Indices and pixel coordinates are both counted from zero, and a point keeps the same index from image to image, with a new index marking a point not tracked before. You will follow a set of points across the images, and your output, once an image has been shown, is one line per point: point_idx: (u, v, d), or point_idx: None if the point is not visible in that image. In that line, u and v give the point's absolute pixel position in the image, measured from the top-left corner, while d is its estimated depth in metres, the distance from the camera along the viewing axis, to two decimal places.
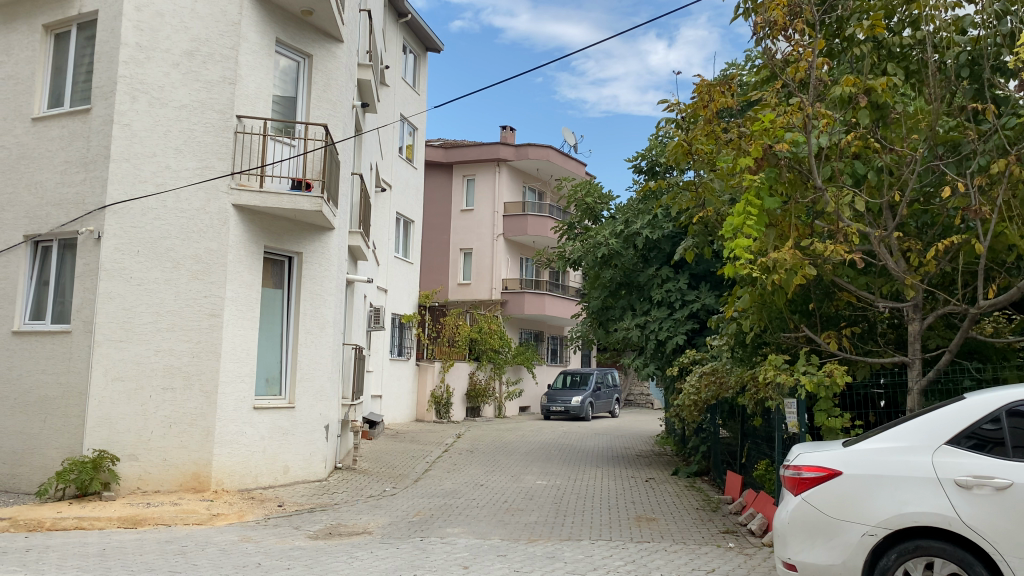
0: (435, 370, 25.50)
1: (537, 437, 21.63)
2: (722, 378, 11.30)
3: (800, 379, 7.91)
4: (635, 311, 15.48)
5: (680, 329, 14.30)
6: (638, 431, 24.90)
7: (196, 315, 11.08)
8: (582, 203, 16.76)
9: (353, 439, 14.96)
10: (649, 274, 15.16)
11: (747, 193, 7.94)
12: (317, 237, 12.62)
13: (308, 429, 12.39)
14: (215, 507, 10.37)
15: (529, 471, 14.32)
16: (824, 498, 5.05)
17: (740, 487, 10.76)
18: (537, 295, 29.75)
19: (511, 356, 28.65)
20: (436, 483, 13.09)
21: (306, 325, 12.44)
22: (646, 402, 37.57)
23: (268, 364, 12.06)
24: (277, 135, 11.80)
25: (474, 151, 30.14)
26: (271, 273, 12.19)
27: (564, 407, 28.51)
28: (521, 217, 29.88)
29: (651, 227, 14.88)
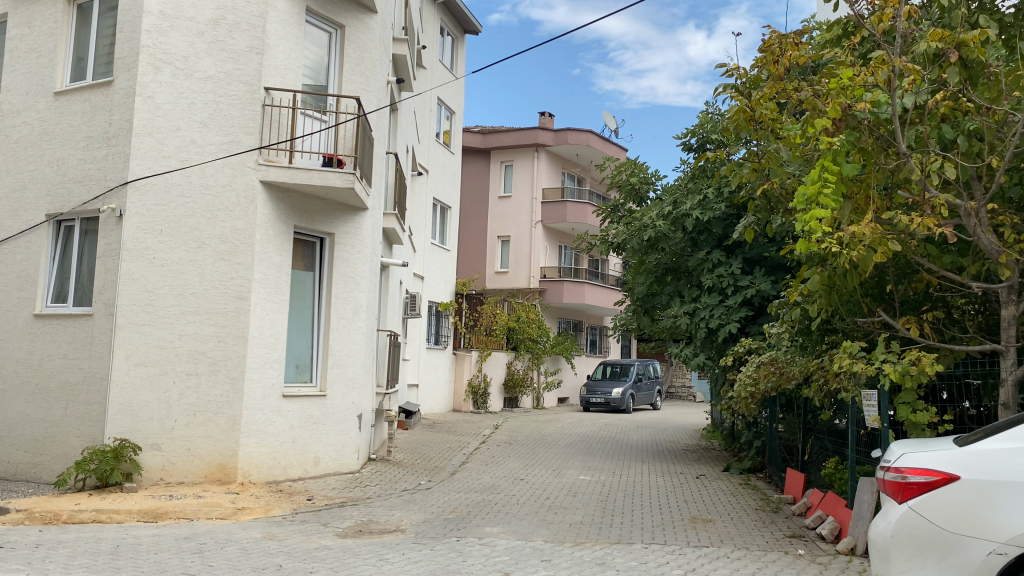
0: (472, 360, 24.86)
1: (578, 430, 20.88)
2: (784, 369, 10.47)
3: (881, 368, 7.04)
4: (683, 298, 14.65)
5: (733, 317, 13.48)
6: (682, 424, 24.00)
7: (222, 298, 10.51)
8: (627, 184, 15.93)
9: (387, 429, 14.36)
10: (699, 258, 14.33)
11: (823, 158, 7.05)
12: (349, 217, 11.97)
13: (339, 419, 11.79)
14: (241, 501, 9.80)
15: (572, 466, 13.58)
16: (938, 508, 4.26)
17: (804, 486, 9.92)
18: (577, 283, 28.93)
19: (550, 346, 27.91)
20: (474, 476, 12.42)
21: (338, 310, 11.81)
22: (688, 395, 36.56)
23: (298, 350, 11.47)
24: (307, 108, 11.16)
25: (512, 136, 29.39)
26: (301, 254, 11.58)
27: (604, 398, 27.70)
28: (561, 203, 29.07)
29: (701, 208, 14.04)
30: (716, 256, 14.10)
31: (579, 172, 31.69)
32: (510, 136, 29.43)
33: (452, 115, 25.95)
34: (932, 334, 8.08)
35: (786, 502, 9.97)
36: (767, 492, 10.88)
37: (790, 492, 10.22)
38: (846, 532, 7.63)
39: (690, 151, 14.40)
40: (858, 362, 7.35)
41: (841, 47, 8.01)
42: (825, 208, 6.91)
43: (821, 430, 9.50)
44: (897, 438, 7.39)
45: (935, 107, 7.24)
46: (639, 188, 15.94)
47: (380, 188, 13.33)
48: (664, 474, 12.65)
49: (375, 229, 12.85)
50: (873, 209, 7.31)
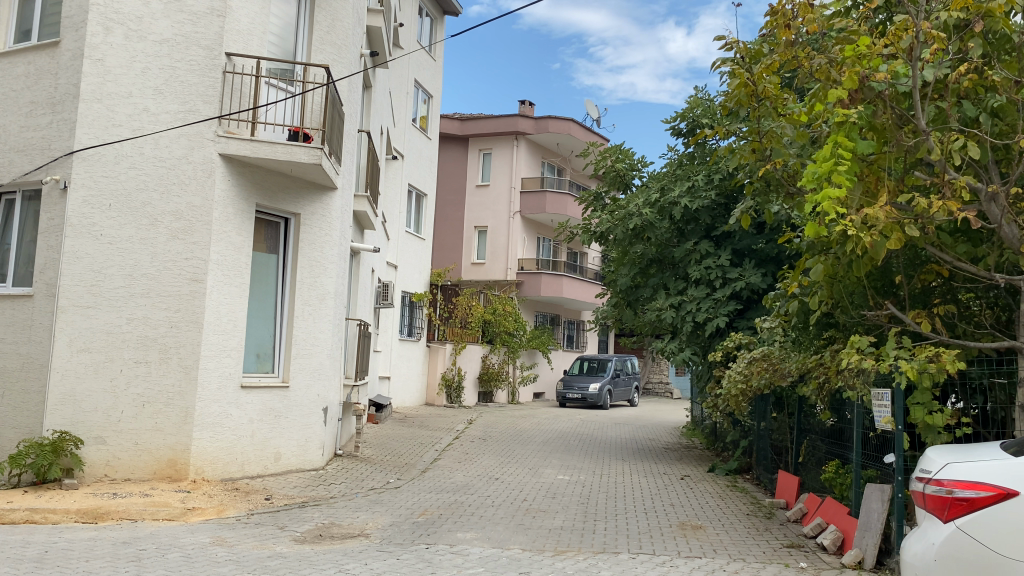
0: (446, 352, 24.12)
1: (554, 426, 20.23)
2: (778, 366, 9.87)
3: (895, 365, 6.42)
4: (668, 291, 14.02)
5: (721, 310, 12.88)
6: (661, 421, 23.43)
7: (175, 279, 9.69)
8: (610, 171, 15.24)
9: (355, 424, 13.59)
10: (686, 249, 13.71)
11: (836, 133, 6.40)
12: (317, 196, 11.19)
13: (303, 412, 11.03)
14: (192, 500, 9.01)
15: (550, 464, 12.91)
16: (991, 528, 3.62)
17: (797, 490, 9.33)
18: (555, 276, 28.25)
19: (526, 340, 27.22)
20: (446, 475, 11.72)
21: (303, 297, 11.03)
22: (665, 391, 36.09)
23: (258, 338, 10.68)
24: (272, 76, 10.34)
25: (491, 123, 28.63)
26: (264, 235, 10.79)
27: (581, 394, 27.07)
28: (540, 193, 28.36)
29: (690, 196, 13.40)
30: (703, 247, 13.50)
31: (560, 163, 31.00)
32: (489, 123, 28.66)
33: (430, 100, 25.16)
34: (944, 329, 7.49)
35: (779, 507, 9.38)
36: (758, 496, 10.27)
37: (782, 496, 9.64)
38: (850, 543, 7.02)
39: (678, 136, 13.76)
40: (867, 358, 6.73)
41: (853, 16, 7.38)
42: (838, 187, 6.28)
43: (819, 431, 8.89)
44: (910, 443, 6.78)
45: (957, 81, 6.61)
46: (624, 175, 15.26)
47: (351, 167, 12.53)
48: (647, 475, 12.02)
49: (345, 210, 12.06)
50: (886, 190, 6.69)
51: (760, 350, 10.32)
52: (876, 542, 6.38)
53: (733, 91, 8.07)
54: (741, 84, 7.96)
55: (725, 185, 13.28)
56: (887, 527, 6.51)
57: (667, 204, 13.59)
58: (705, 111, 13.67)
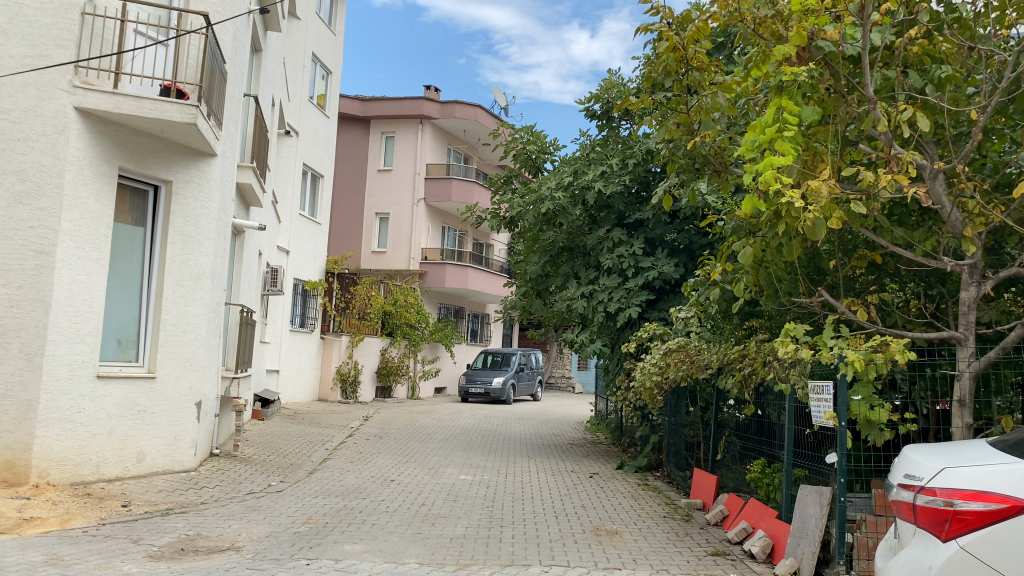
0: (342, 345, 22.85)
1: (455, 421, 19.33)
2: (696, 357, 9.27)
3: (836, 355, 5.82)
4: (579, 280, 13.31)
5: (633, 300, 12.23)
6: (564, 416, 22.88)
7: (18, 251, 8.25)
8: (520, 154, 14.40)
9: (235, 419, 12.29)
10: (598, 236, 13.00)
11: (781, 95, 5.75)
12: (192, 163, 9.97)
13: (172, 406, 9.77)
14: (30, 509, 7.65)
15: (451, 463, 12.01)
16: (999, 550, 2.97)
17: (716, 490, 8.76)
18: (459, 267, 27.29)
19: (427, 332, 26.21)
20: (336, 476, 10.65)
21: (174, 276, 9.79)
22: (567, 386, 35.73)
23: (120, 321, 9.36)
24: (140, 20, 8.98)
25: (394, 106, 27.41)
26: (129, 204, 9.48)
27: (483, 389, 26.24)
28: (445, 181, 27.36)
29: (604, 180, 12.67)
30: (616, 235, 12.85)
31: (466, 151, 30.07)
32: (392, 106, 27.44)
33: (330, 76, 23.79)
34: (878, 318, 6.96)
35: (696, 510, 8.79)
36: (672, 497, 9.63)
37: (697, 496, 9.08)
38: (780, 550, 6.41)
39: (593, 118, 13.05)
40: (804, 348, 6.12)
41: None
42: (783, 156, 5.61)
43: (743, 428, 8.32)
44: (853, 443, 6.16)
45: (907, 49, 6.05)
46: (534, 159, 14.44)
47: (234, 133, 11.29)
48: (553, 474, 11.27)
49: (225, 181, 10.83)
50: (827, 164, 6.09)
51: (677, 341, 9.70)
52: (815, 551, 5.72)
53: (662, 56, 7.40)
54: (670, 48, 7.30)
55: (640, 170, 12.65)
56: (826, 533, 5.90)
57: (580, 189, 12.85)
58: (620, 93, 13.03)
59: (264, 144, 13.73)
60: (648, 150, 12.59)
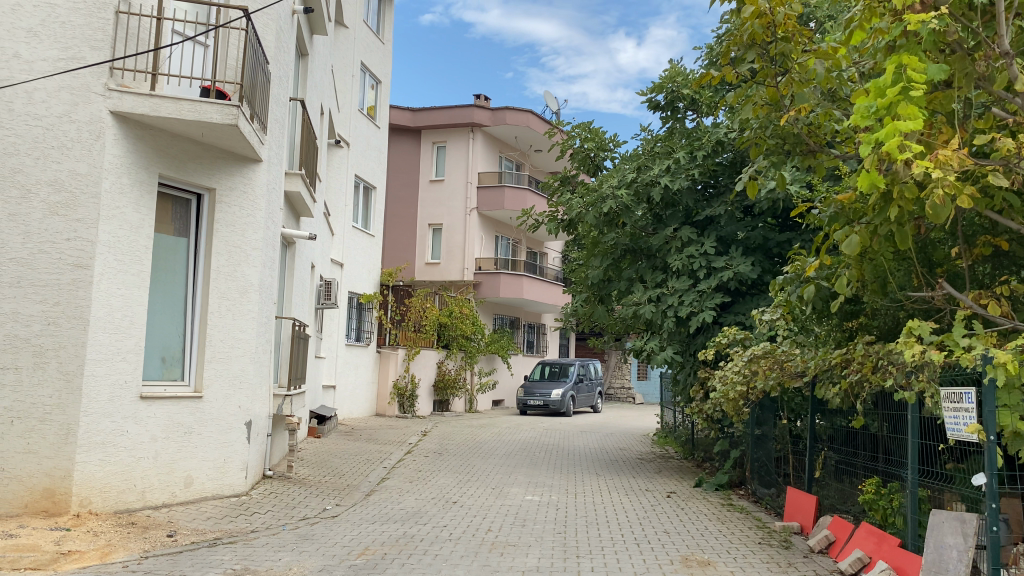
0: (398, 358, 22.31)
1: (516, 436, 18.56)
2: (787, 362, 8.37)
3: (979, 356, 4.92)
4: (646, 283, 12.47)
5: (707, 303, 11.32)
6: (629, 429, 21.94)
7: (54, 266, 7.77)
8: (578, 152, 13.61)
9: (287, 441, 11.64)
10: (665, 236, 12.16)
11: (902, 51, 4.90)
12: (236, 169, 9.46)
13: (221, 427, 9.22)
14: (69, 541, 7.11)
15: (515, 482, 11.25)
16: None
17: (816, 512, 7.86)
18: (514, 276, 26.56)
19: (484, 344, 25.54)
20: (394, 499, 9.98)
21: (219, 289, 9.27)
22: (628, 397, 34.69)
23: (164, 337, 8.86)
24: (176, 17, 8.50)
25: (445, 114, 26.91)
26: (171, 214, 8.99)
27: (543, 401, 25.45)
28: (498, 189, 26.69)
29: (670, 174, 11.79)
30: (685, 233, 11.98)
31: (518, 157, 29.40)
32: (442, 114, 26.94)
33: (379, 86, 23.39)
34: (1011, 312, 6.00)
35: (794, 534, 7.89)
36: (763, 519, 8.71)
37: (795, 518, 8.18)
38: None
39: (656, 109, 12.24)
40: (934, 349, 5.23)
41: None
42: (907, 121, 4.77)
43: (848, 441, 7.40)
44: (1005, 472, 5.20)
45: None
46: (593, 156, 13.64)
47: (281, 139, 10.78)
48: (628, 493, 10.42)
49: (272, 188, 10.32)
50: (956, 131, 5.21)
51: (762, 345, 8.80)
52: None
53: (745, 22, 6.65)
54: (755, 13, 6.62)
55: (709, 163, 11.77)
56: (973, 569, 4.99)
57: (644, 184, 11.99)
58: (684, 82, 12.20)
59: (312, 152, 13.23)
60: (717, 141, 11.70)
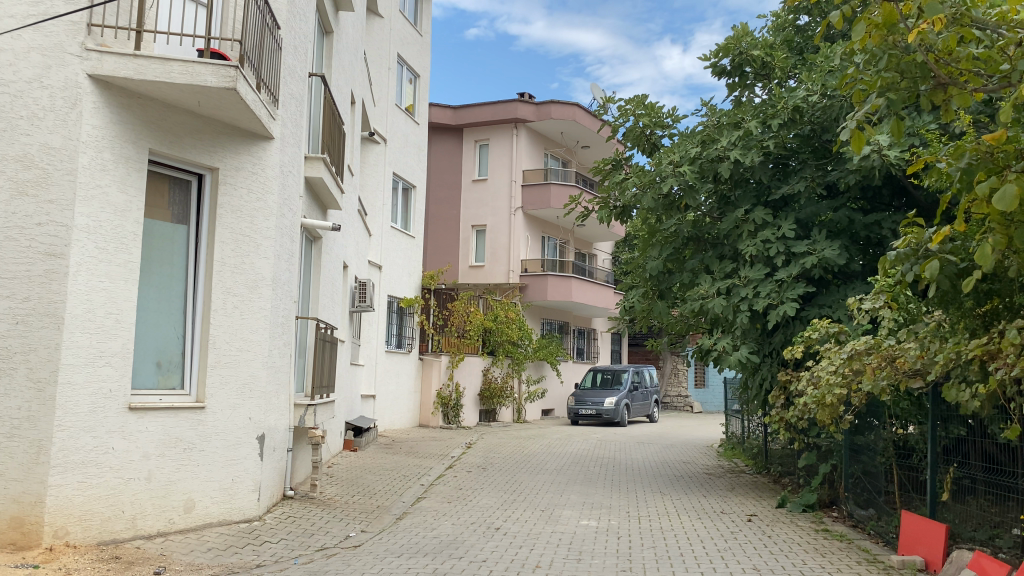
0: (442, 366, 21.07)
1: (567, 448, 17.12)
2: (900, 358, 6.85)
3: None
4: (713, 274, 11.00)
5: (787, 294, 9.81)
6: (689, 439, 20.32)
7: (23, 255, 6.64)
8: (632, 131, 12.10)
9: (310, 459, 10.42)
10: (735, 220, 10.69)
11: None
12: (241, 147, 8.30)
13: (227, 443, 8.02)
14: None
15: (568, 503, 9.84)
16: None
17: (946, 544, 6.31)
18: (563, 278, 25.12)
19: (532, 351, 24.17)
20: (427, 523, 8.67)
21: (225, 282, 8.10)
22: (684, 405, 32.98)
23: (160, 338, 7.69)
24: None
25: (488, 110, 25.67)
26: (168, 197, 7.85)
27: (596, 410, 23.97)
28: (544, 186, 25.31)
29: (741, 147, 10.31)
30: (758, 215, 10.49)
31: (565, 154, 28.04)
32: (485, 110, 25.70)
33: (417, 80, 22.27)
34: None
35: (921, 572, 6.35)
36: (871, 551, 7.16)
37: (917, 549, 6.65)
38: None
39: (722, 76, 10.81)
40: None
41: None
42: None
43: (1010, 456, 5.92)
44: None
45: None
46: (648, 135, 12.14)
47: (298, 117, 9.60)
48: (701, 517, 8.92)
49: (287, 171, 9.15)
50: None
51: (865, 339, 7.30)
52: None
53: None
54: None
55: (786, 134, 10.28)
56: None
57: (710, 160, 10.53)
58: (754, 44, 10.74)
59: (337, 137, 12.02)
60: (795, 108, 10.22)
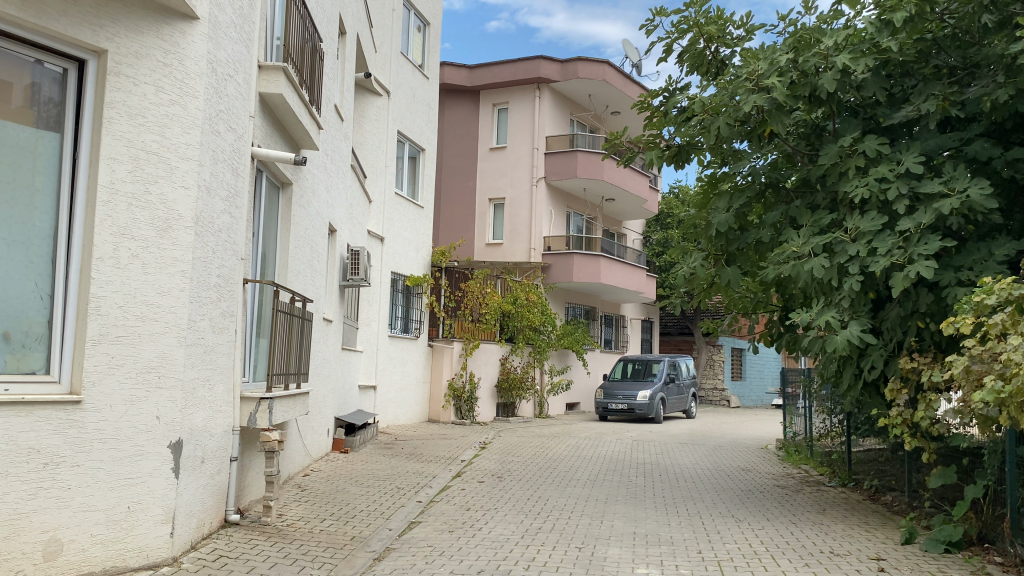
0: (454, 353, 18.53)
1: (599, 450, 14.48)
2: None
3: None
4: (804, 225, 8.30)
5: (916, 250, 7.10)
6: (738, 439, 17.57)
7: None
8: (690, 49, 9.37)
9: (261, 480, 7.76)
10: (836, 153, 7.99)
11: None
12: (143, 24, 5.75)
13: (117, 453, 5.48)
14: None
15: (613, 535, 7.23)
16: None
17: None
18: (591, 257, 22.38)
19: (556, 338, 21.52)
20: (415, 570, 6.07)
21: (114, 217, 5.54)
22: (721, 399, 30.15)
23: (8, 299, 5.12)
24: None
25: (507, 69, 22.99)
26: (26, 88, 5.27)
27: (627, 404, 21.29)
28: (569, 153, 22.64)
29: (849, 53, 7.59)
30: (870, 147, 7.80)
31: (592, 120, 25.31)
32: (504, 70, 23.01)
33: (426, 28, 19.60)
34: None
35: None
36: None
37: None
38: None
39: None
40: None
41: None
42: None
43: None
44: None
45: None
46: (711, 53, 9.41)
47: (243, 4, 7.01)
48: (809, 563, 6.21)
49: (223, 74, 6.60)
50: None
51: None
52: None
53: None
54: None
55: (911, 34, 7.54)
56: None
57: (806, 72, 7.84)
58: None
59: (313, 56, 9.43)
60: None
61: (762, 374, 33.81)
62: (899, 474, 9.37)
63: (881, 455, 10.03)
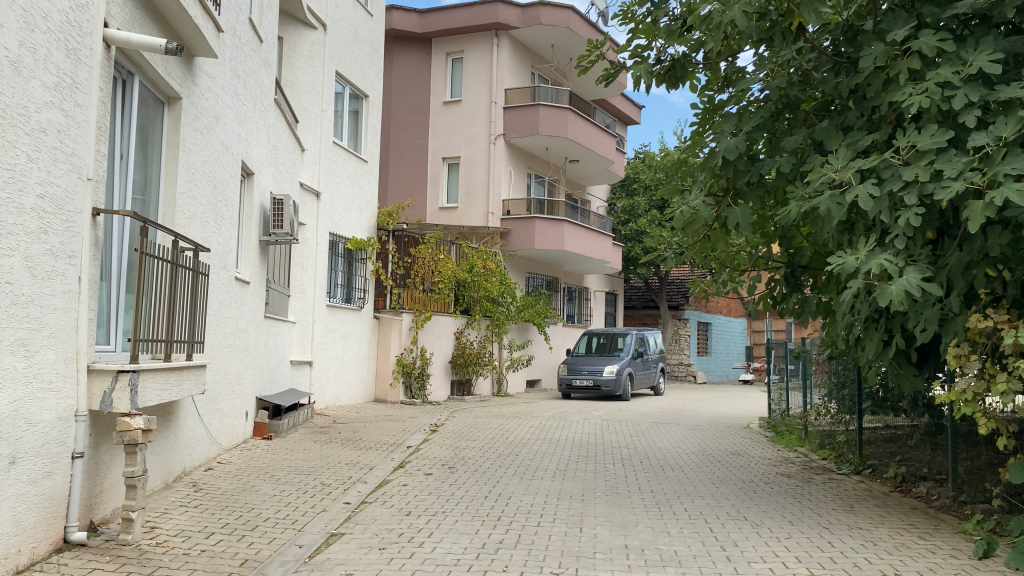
0: (403, 326, 16.58)
1: (565, 432, 12.72)
2: None
3: None
4: (836, 148, 6.51)
5: (1000, 171, 5.34)
6: (715, 417, 15.98)
7: None
8: None
9: (125, 482, 5.79)
10: (882, 52, 6.19)
11: None
12: None
13: None
14: None
15: (601, 551, 5.42)
16: None
17: None
18: (554, 222, 20.57)
19: (516, 310, 19.70)
20: None
21: None
22: (688, 375, 28.69)
23: None
24: None
25: (462, 15, 20.93)
26: None
27: (593, 381, 19.60)
28: (530, 108, 20.70)
29: None
30: (927, 44, 6.00)
31: (555, 74, 23.40)
32: (458, 15, 20.94)
33: None
34: None
35: None
36: None
37: None
38: None
39: None
40: None
41: None
42: None
43: None
44: None
45: None
46: None
47: None
48: None
49: None
50: None
51: None
52: None
53: None
54: None
55: None
56: None
57: None
58: None
59: None
60: None
61: (728, 348, 32.44)
62: (936, 460, 7.73)
63: (905, 437, 8.39)
